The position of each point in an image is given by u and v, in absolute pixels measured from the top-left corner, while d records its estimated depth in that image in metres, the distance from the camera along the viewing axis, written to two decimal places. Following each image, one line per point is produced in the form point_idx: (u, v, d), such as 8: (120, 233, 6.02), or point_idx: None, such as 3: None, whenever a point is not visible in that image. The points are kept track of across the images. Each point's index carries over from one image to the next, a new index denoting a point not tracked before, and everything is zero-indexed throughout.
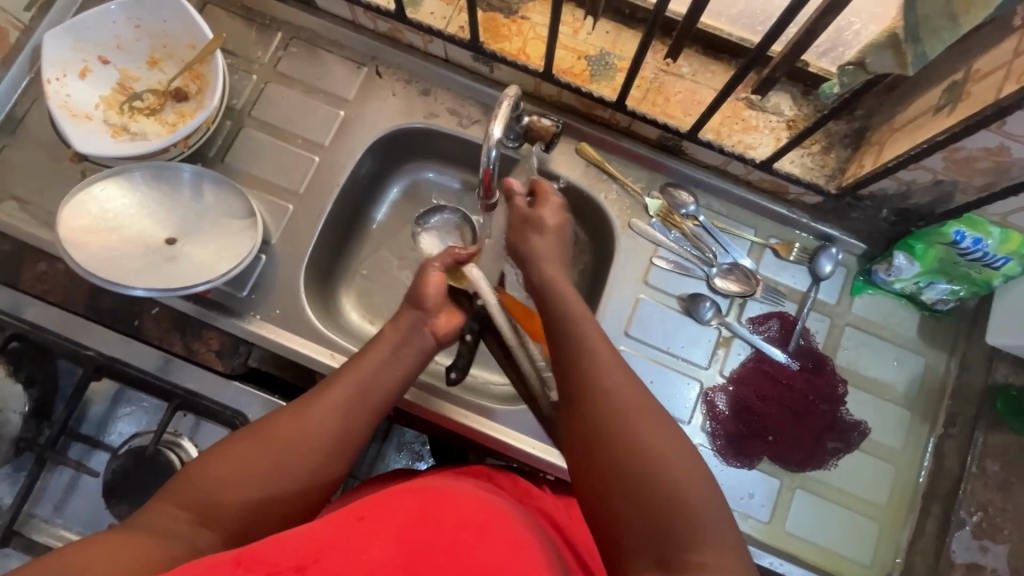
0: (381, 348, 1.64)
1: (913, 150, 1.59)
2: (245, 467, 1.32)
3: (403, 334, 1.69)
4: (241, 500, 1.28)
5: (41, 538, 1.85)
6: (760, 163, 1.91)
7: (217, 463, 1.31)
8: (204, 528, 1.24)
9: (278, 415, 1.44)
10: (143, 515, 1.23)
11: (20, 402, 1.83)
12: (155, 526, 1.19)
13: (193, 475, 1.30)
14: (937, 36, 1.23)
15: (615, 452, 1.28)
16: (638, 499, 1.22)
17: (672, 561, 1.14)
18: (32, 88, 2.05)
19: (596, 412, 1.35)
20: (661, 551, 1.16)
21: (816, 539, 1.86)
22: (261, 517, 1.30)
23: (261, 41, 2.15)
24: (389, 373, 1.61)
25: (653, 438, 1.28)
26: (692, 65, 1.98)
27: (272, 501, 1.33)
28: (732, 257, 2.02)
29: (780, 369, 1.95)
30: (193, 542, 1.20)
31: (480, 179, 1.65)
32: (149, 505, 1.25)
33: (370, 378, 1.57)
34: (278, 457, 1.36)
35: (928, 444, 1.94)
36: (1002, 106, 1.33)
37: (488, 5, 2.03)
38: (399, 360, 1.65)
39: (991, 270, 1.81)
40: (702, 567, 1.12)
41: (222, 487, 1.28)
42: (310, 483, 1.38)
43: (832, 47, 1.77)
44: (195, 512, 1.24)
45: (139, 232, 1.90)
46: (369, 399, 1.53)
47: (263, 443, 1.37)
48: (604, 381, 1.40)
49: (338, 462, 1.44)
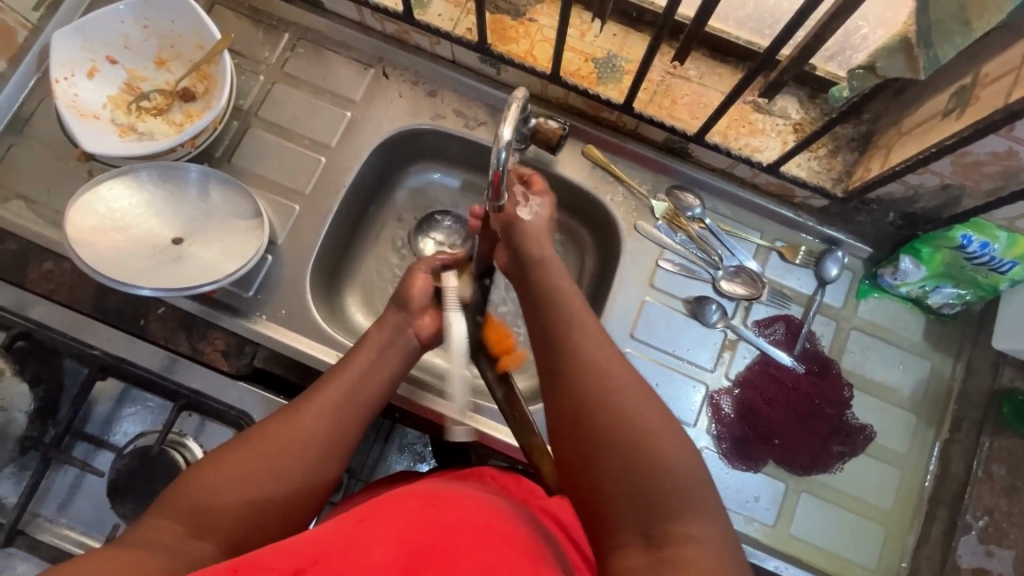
0: (370, 349, 1.65)
1: (921, 154, 1.59)
2: (237, 474, 1.32)
3: (388, 335, 1.69)
4: (234, 507, 1.29)
5: (45, 538, 1.85)
6: (767, 166, 1.92)
7: (210, 473, 1.31)
8: (200, 540, 1.23)
9: (269, 422, 1.44)
10: (136, 530, 1.22)
11: (25, 402, 1.77)
12: (149, 541, 1.17)
13: (187, 486, 1.30)
14: (949, 41, 1.24)
15: (605, 435, 1.27)
16: (627, 481, 1.21)
17: (657, 534, 1.15)
18: (40, 88, 2.05)
19: (584, 396, 1.33)
20: (647, 526, 1.17)
21: (821, 542, 1.86)
22: (258, 524, 1.31)
23: (269, 42, 2.15)
24: (379, 374, 1.62)
25: (644, 420, 1.27)
26: (699, 68, 1.98)
27: (266, 507, 1.33)
28: (738, 260, 2.02)
29: (785, 372, 1.95)
30: (190, 555, 1.19)
31: (490, 180, 1.60)
32: (143, 520, 1.24)
33: (358, 379, 1.58)
34: (270, 463, 1.37)
35: (935, 449, 1.93)
36: (1012, 110, 1.32)
37: (495, 7, 2.04)
38: (388, 361, 1.66)
39: (998, 274, 1.79)
40: (687, 539, 1.14)
41: (217, 496, 1.28)
42: (306, 486, 1.39)
43: (840, 51, 1.78)
44: (189, 525, 1.23)
45: (146, 232, 1.90)
46: (359, 399, 1.55)
47: (256, 448, 1.38)
48: (594, 365, 1.38)
49: (330, 463, 1.45)
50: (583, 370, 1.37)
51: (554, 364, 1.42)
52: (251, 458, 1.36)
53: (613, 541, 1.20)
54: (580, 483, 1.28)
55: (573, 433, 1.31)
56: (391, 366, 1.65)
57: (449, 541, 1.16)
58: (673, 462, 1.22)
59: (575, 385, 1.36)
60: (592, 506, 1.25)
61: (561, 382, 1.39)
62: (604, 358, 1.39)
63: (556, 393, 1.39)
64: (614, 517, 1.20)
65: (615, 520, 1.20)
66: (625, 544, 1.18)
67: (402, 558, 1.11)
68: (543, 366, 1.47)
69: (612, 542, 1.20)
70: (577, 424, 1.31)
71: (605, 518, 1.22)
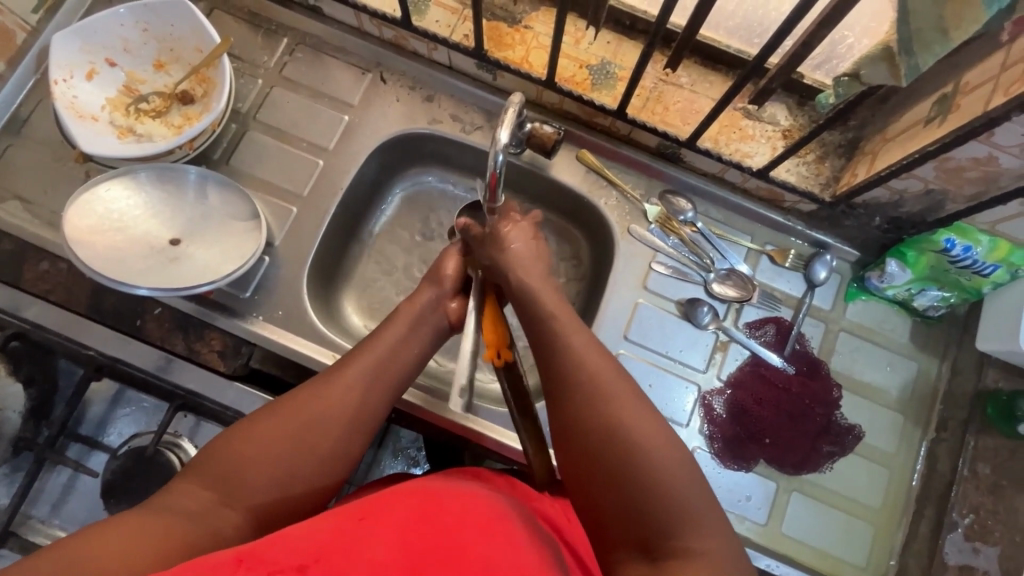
0: (398, 328, 1.66)
1: (904, 160, 1.65)
2: (265, 447, 1.33)
3: (419, 312, 1.72)
4: (263, 480, 1.30)
5: (35, 538, 1.89)
6: (757, 171, 1.96)
7: (240, 440, 1.33)
8: (227, 507, 1.26)
9: (299, 392, 1.45)
10: (166, 494, 1.25)
11: (18, 402, 1.85)
12: (173, 508, 1.21)
13: (216, 452, 1.32)
14: (929, 49, 1.28)
15: (599, 448, 1.29)
16: (628, 490, 1.23)
17: (659, 547, 1.18)
18: (38, 89, 2.06)
19: (585, 402, 1.36)
20: (646, 537, 1.20)
21: (812, 541, 1.89)
22: (284, 493, 1.33)
23: (267, 46, 2.18)
24: (406, 353, 1.64)
25: (638, 427, 1.29)
26: (691, 75, 2.03)
27: (293, 477, 1.34)
28: (730, 262, 2.06)
29: (775, 374, 1.98)
30: (215, 522, 1.22)
31: (487, 181, 1.68)
32: (171, 485, 1.28)
33: (385, 355, 1.59)
34: (299, 436, 1.37)
35: (921, 448, 1.97)
36: (992, 117, 1.37)
37: (492, 14, 2.08)
38: (416, 340, 1.68)
39: (980, 277, 1.84)
40: (689, 552, 1.16)
41: (245, 463, 1.30)
42: (333, 458, 1.40)
43: (827, 60, 1.83)
44: (217, 491, 1.26)
45: (144, 233, 1.91)
46: (386, 375, 1.56)
47: (283, 420, 1.38)
48: (586, 379, 1.39)
49: (357, 437, 1.45)
50: (576, 385, 1.39)
51: (558, 369, 1.44)
52: (279, 430, 1.36)
53: (616, 553, 1.23)
54: (581, 495, 1.31)
55: (570, 444, 1.34)
56: (418, 343, 1.67)
57: (456, 536, 1.18)
58: (671, 473, 1.23)
59: (569, 402, 1.38)
60: (591, 516, 1.28)
61: (557, 401, 1.41)
62: (596, 368, 1.41)
63: (554, 408, 1.42)
64: (616, 527, 1.24)
65: (617, 532, 1.23)
66: (626, 547, 1.21)
67: (405, 558, 1.12)
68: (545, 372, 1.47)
69: (616, 556, 1.24)
70: (571, 437, 1.35)
71: (607, 522, 1.25)
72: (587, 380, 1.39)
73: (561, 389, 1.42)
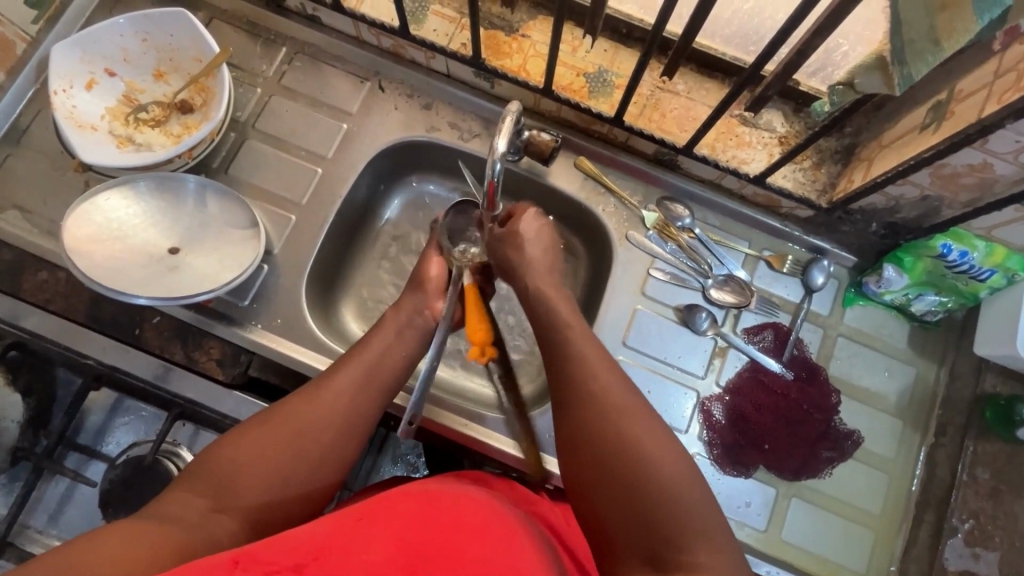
0: (388, 333, 1.68)
1: (900, 167, 1.65)
2: (261, 454, 1.34)
3: (403, 321, 1.73)
4: (257, 489, 1.31)
5: (32, 549, 1.89)
6: (754, 177, 1.97)
7: (232, 449, 1.33)
8: (220, 515, 1.26)
9: (290, 401, 1.45)
10: (159, 503, 1.24)
11: (19, 411, 1.80)
12: (169, 515, 1.20)
13: (208, 462, 1.32)
14: (921, 58, 1.29)
15: (616, 450, 1.30)
16: (635, 495, 1.23)
17: (666, 560, 1.17)
18: (38, 99, 2.07)
19: (597, 407, 1.38)
20: (654, 549, 1.19)
21: (813, 548, 1.89)
22: (278, 502, 1.33)
23: (266, 55, 2.19)
24: (398, 359, 1.65)
25: (646, 438, 1.31)
26: (687, 82, 2.04)
27: (286, 486, 1.35)
28: (727, 268, 2.07)
29: (774, 379, 1.98)
30: (208, 529, 1.21)
31: (485, 190, 1.68)
32: (165, 494, 1.27)
33: (377, 362, 1.60)
34: (294, 445, 1.38)
35: (920, 453, 1.98)
36: (986, 125, 1.38)
37: (489, 23, 2.09)
38: (406, 347, 1.69)
39: (978, 282, 1.86)
40: (697, 567, 1.15)
41: (238, 473, 1.30)
42: (326, 466, 1.40)
43: (822, 67, 1.85)
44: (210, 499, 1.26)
45: (143, 242, 1.91)
46: (377, 382, 1.56)
47: (275, 429, 1.38)
48: (598, 382, 1.42)
49: (349, 445, 1.45)
50: (589, 388, 1.41)
51: (569, 374, 1.46)
52: (274, 439, 1.37)
53: (620, 558, 1.22)
54: (586, 501, 1.31)
55: (576, 448, 1.36)
56: (404, 351, 1.68)
57: (455, 541, 1.17)
58: (678, 484, 1.24)
59: (578, 405, 1.40)
60: (600, 520, 1.28)
61: (572, 401, 1.43)
62: (613, 373, 1.44)
63: (560, 412, 1.44)
64: (622, 533, 1.23)
65: (625, 538, 1.23)
66: (632, 557, 1.21)
67: (404, 559, 1.12)
68: (557, 376, 1.50)
69: (617, 564, 1.22)
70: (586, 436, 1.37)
71: (612, 527, 1.25)
72: (599, 388, 1.41)
73: (571, 395, 1.44)
